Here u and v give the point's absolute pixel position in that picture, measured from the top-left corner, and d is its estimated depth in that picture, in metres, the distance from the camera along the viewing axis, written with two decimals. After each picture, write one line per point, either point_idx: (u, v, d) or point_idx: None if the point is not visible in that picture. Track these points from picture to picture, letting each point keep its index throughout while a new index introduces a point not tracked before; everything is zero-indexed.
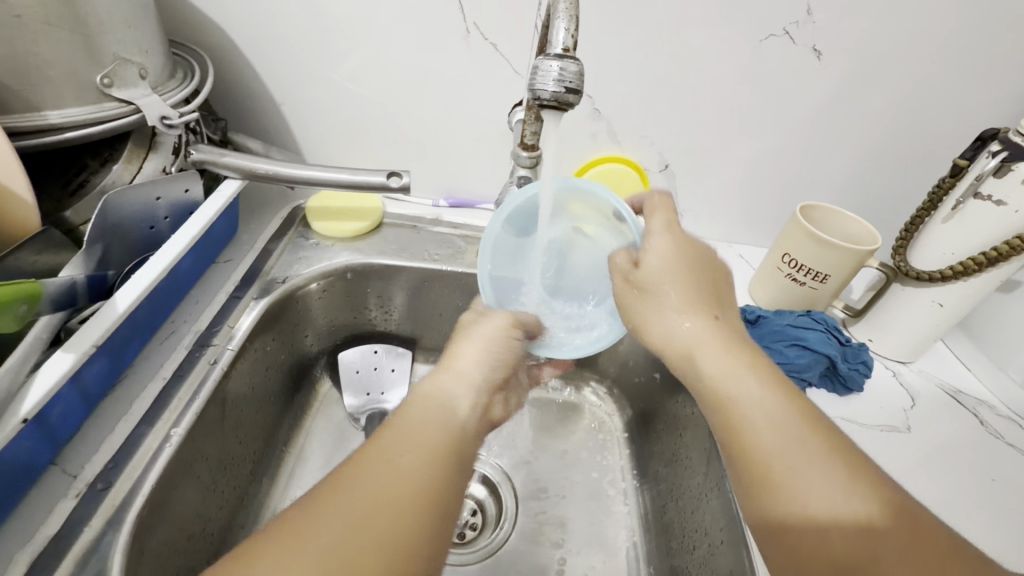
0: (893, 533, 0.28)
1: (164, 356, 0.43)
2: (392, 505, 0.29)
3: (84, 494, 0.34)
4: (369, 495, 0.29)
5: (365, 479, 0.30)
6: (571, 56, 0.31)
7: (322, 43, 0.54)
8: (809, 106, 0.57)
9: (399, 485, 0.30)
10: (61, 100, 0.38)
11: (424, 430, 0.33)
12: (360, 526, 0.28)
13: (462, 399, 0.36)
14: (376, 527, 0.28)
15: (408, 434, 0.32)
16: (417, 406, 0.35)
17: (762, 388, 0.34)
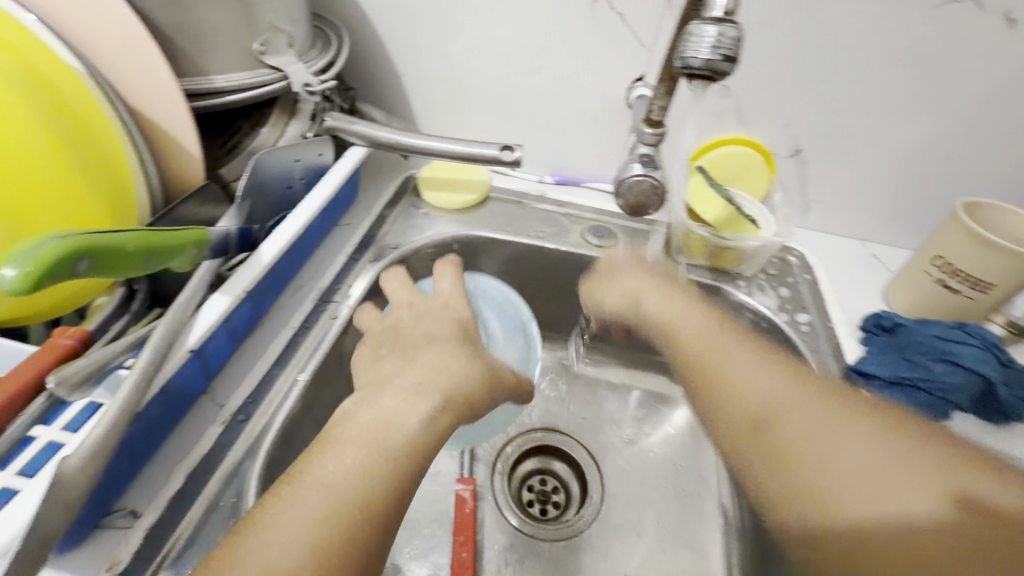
0: (984, 519, 0.29)
1: (293, 307, 0.46)
2: (371, 500, 0.28)
3: (228, 422, 0.37)
4: (343, 480, 0.28)
5: (332, 475, 0.28)
6: (731, 20, 0.28)
7: (448, 15, 0.55)
8: (988, 86, 0.49)
9: (370, 489, 0.28)
10: (226, 66, 0.42)
11: (347, 492, 0.27)
12: (320, 551, 0.25)
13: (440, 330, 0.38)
14: (348, 522, 0.27)
15: (322, 489, 0.27)
16: (371, 420, 0.31)
17: (798, 392, 0.38)
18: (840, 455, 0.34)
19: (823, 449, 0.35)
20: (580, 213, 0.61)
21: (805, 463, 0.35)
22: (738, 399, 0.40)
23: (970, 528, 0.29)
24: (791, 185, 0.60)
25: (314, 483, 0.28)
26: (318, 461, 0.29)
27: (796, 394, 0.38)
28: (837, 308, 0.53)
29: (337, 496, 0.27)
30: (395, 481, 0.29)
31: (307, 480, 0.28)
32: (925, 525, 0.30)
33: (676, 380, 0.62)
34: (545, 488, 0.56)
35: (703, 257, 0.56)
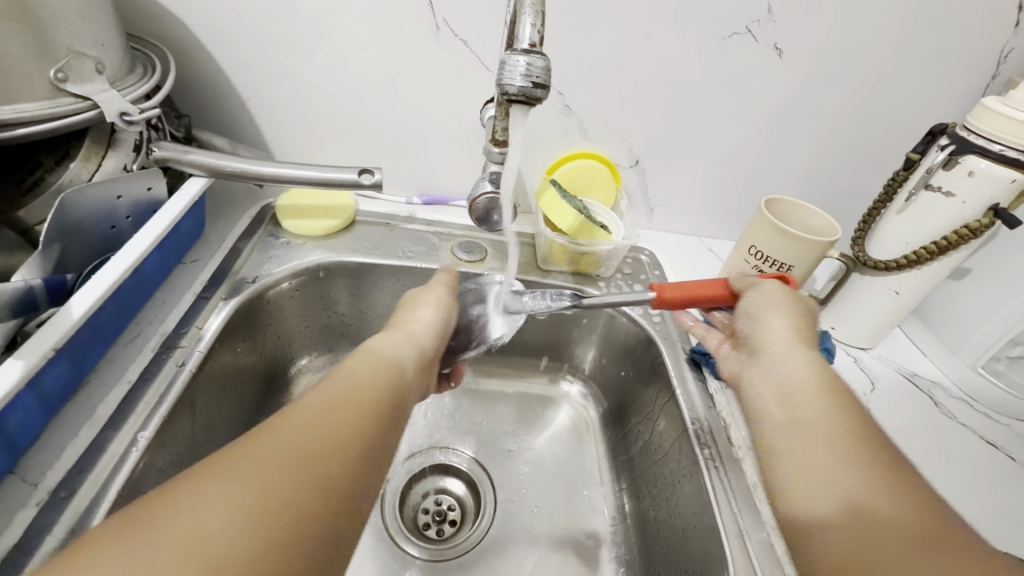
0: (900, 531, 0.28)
1: (129, 359, 0.42)
2: (335, 454, 0.29)
3: (45, 502, 0.32)
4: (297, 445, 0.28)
5: (275, 440, 0.28)
6: (538, 51, 0.31)
7: (290, 39, 0.53)
8: (773, 103, 0.59)
9: (333, 443, 0.29)
10: (14, 96, 0.36)
11: (358, 387, 0.33)
12: (310, 465, 0.27)
13: (785, 378, 0.38)
14: (316, 466, 0.27)
15: (336, 388, 0.33)
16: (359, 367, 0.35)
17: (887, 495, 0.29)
18: (818, 413, 0.35)
19: (803, 415, 0.35)
20: (449, 231, 0.63)
21: (787, 428, 0.35)
22: (773, 364, 0.39)
23: (881, 529, 0.28)
24: (636, 192, 0.67)
25: (258, 468, 0.26)
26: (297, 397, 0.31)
27: (799, 381, 0.37)
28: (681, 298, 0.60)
29: (334, 408, 0.31)
30: (386, 406, 0.34)
31: (278, 434, 0.28)
32: (840, 519, 0.30)
33: (557, 380, 0.66)
34: (440, 508, 0.57)
35: (566, 263, 0.60)
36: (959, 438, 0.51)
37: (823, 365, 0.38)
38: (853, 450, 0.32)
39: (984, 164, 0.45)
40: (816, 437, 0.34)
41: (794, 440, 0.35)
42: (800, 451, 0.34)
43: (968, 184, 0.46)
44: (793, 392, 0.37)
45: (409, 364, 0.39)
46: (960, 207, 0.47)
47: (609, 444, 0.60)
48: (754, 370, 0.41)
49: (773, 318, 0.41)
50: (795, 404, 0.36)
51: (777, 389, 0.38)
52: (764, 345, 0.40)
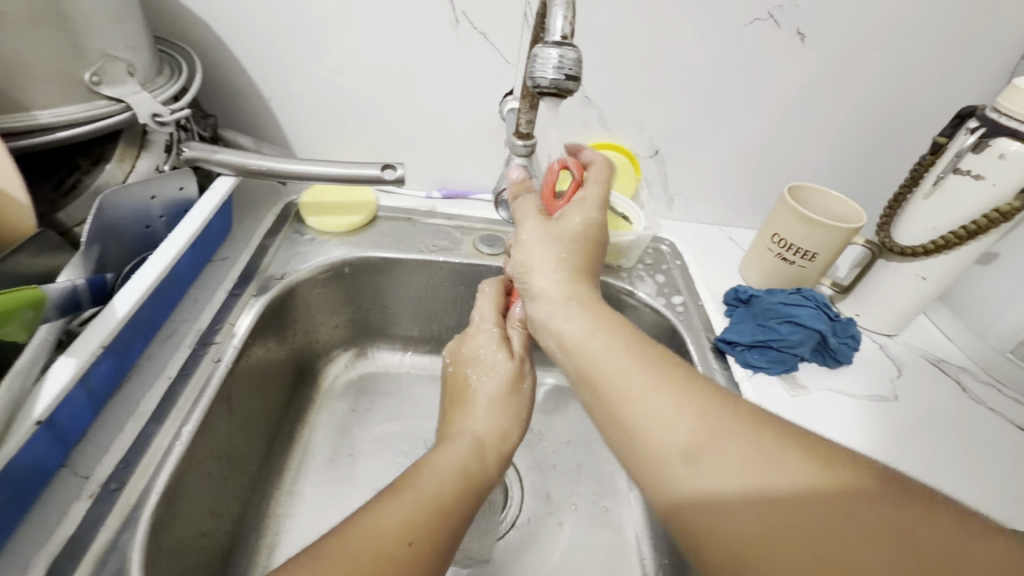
0: (866, 505, 0.22)
1: (167, 356, 0.43)
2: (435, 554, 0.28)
3: (98, 494, 0.34)
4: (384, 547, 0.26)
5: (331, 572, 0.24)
6: (570, 43, 0.31)
7: (312, 37, 0.54)
8: (795, 89, 0.58)
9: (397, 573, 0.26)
10: (51, 100, 0.37)
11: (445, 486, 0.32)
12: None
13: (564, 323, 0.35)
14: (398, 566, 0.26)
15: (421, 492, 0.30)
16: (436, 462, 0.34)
17: (781, 453, 0.24)
18: (667, 384, 0.29)
19: (680, 383, 0.29)
20: (471, 224, 0.63)
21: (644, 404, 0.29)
22: (549, 318, 0.35)
23: (841, 511, 0.22)
24: (657, 182, 0.67)
25: (350, 557, 0.25)
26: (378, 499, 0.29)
27: (594, 338, 0.33)
28: (704, 287, 0.60)
29: (415, 540, 0.28)
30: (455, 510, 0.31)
31: (353, 533, 0.27)
32: (789, 513, 0.23)
33: None
34: None
35: None
36: (989, 423, 0.51)
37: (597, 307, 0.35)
38: (717, 423, 0.26)
39: (1014, 147, 0.44)
40: (697, 407, 0.27)
41: (662, 418, 0.28)
42: (708, 429, 0.26)
43: (999, 167, 0.45)
44: (609, 350, 0.32)
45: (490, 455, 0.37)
46: (990, 190, 0.46)
47: None
48: (535, 279, 0.37)
49: (552, 287, 0.36)
50: (592, 351, 0.32)
51: (597, 353, 0.32)
52: (535, 268, 0.38)
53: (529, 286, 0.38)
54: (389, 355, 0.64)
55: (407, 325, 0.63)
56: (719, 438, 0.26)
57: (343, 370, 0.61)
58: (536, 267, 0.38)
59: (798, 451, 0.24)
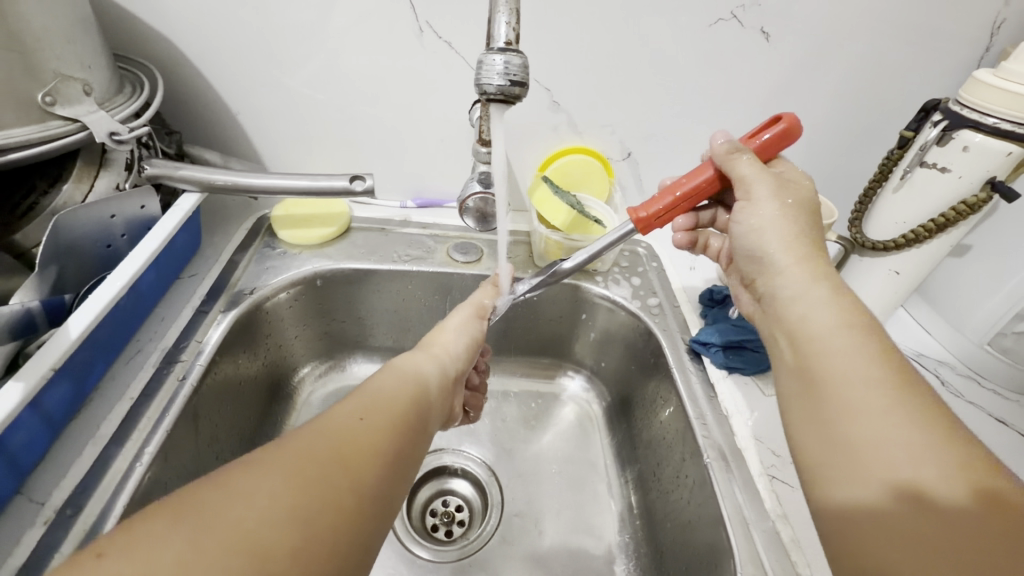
0: (945, 517, 0.25)
1: (131, 376, 0.42)
2: (397, 442, 0.30)
3: (53, 520, 0.33)
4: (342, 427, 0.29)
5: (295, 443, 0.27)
6: (514, 49, 0.31)
7: (275, 51, 0.54)
8: (763, 88, 0.58)
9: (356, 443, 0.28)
10: (3, 123, 0.37)
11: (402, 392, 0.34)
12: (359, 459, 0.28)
13: (828, 296, 0.36)
14: (365, 437, 0.29)
15: (380, 394, 0.33)
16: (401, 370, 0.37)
17: (934, 452, 0.27)
18: (859, 363, 0.31)
19: (865, 367, 0.31)
20: (444, 233, 0.63)
21: (821, 377, 0.32)
22: (817, 295, 0.36)
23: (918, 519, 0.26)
24: (631, 185, 0.66)
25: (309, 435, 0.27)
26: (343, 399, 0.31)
27: (863, 325, 0.34)
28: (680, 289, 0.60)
29: (366, 417, 0.30)
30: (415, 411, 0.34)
31: (319, 427, 0.28)
32: (859, 506, 0.28)
33: (559, 376, 0.66)
34: (448, 509, 0.57)
35: None
36: (968, 416, 0.50)
37: (827, 275, 0.37)
38: (888, 404, 0.29)
39: (978, 139, 0.44)
40: (855, 385, 0.31)
41: (827, 392, 0.32)
42: (850, 413, 0.30)
43: (963, 158, 0.45)
44: (843, 334, 0.33)
45: (434, 385, 0.38)
46: (957, 182, 0.46)
47: (614, 439, 0.60)
48: (771, 241, 0.39)
49: (793, 267, 0.38)
50: (818, 317, 0.35)
51: (824, 330, 0.34)
52: (770, 244, 0.39)
53: (763, 273, 0.40)
54: (367, 367, 0.63)
55: (384, 335, 0.62)
56: (880, 422, 0.29)
57: (319, 383, 0.61)
58: (769, 227, 0.39)
59: (917, 446, 0.27)
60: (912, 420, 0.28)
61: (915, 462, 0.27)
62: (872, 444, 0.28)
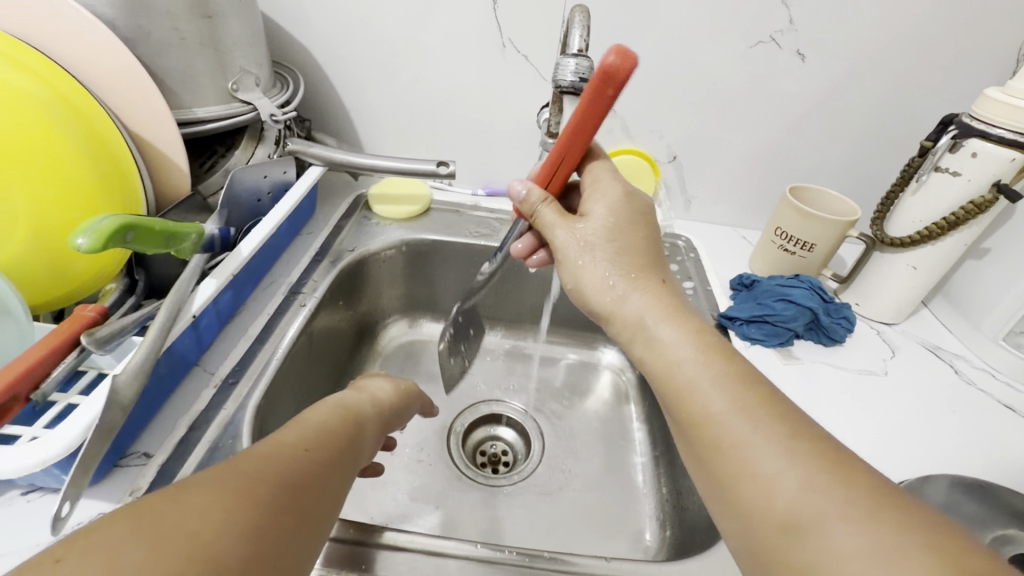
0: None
1: (267, 299, 0.54)
2: (332, 463, 0.33)
3: (220, 385, 0.45)
4: (281, 452, 0.30)
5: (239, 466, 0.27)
6: (585, 55, 0.41)
7: (386, 60, 0.67)
8: (798, 102, 0.66)
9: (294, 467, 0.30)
10: (204, 101, 0.51)
11: (334, 425, 0.36)
12: (301, 484, 0.29)
13: (667, 335, 0.38)
14: (299, 462, 0.31)
15: (314, 429, 0.35)
16: (332, 405, 0.39)
17: (840, 506, 0.25)
18: (737, 420, 0.31)
19: (742, 416, 0.31)
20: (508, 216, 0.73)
21: (725, 467, 0.30)
22: (675, 354, 0.37)
23: None
24: (674, 185, 0.75)
25: (250, 459, 0.29)
26: (281, 429, 0.33)
27: (714, 362, 0.35)
28: (713, 275, 0.67)
29: (309, 447, 0.32)
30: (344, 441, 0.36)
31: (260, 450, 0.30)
32: None
33: (599, 350, 0.74)
34: (495, 452, 0.66)
35: None
36: (977, 400, 0.55)
37: (680, 318, 0.39)
38: (789, 459, 0.28)
39: (986, 146, 0.50)
40: (755, 451, 0.29)
41: (739, 484, 0.29)
42: (765, 486, 0.28)
43: (973, 164, 0.51)
44: (709, 380, 0.34)
45: (365, 421, 0.41)
46: (967, 186, 0.52)
47: (645, 406, 0.67)
48: (595, 300, 0.42)
49: (604, 264, 0.42)
50: (698, 385, 0.34)
51: (690, 382, 0.35)
52: (583, 279, 0.43)
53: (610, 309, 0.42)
54: (434, 327, 0.74)
55: (450, 300, 0.73)
56: (780, 487, 0.27)
57: (395, 336, 0.72)
58: (586, 283, 0.43)
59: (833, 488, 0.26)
60: (797, 454, 0.28)
61: (859, 510, 0.25)
62: (785, 516, 0.27)
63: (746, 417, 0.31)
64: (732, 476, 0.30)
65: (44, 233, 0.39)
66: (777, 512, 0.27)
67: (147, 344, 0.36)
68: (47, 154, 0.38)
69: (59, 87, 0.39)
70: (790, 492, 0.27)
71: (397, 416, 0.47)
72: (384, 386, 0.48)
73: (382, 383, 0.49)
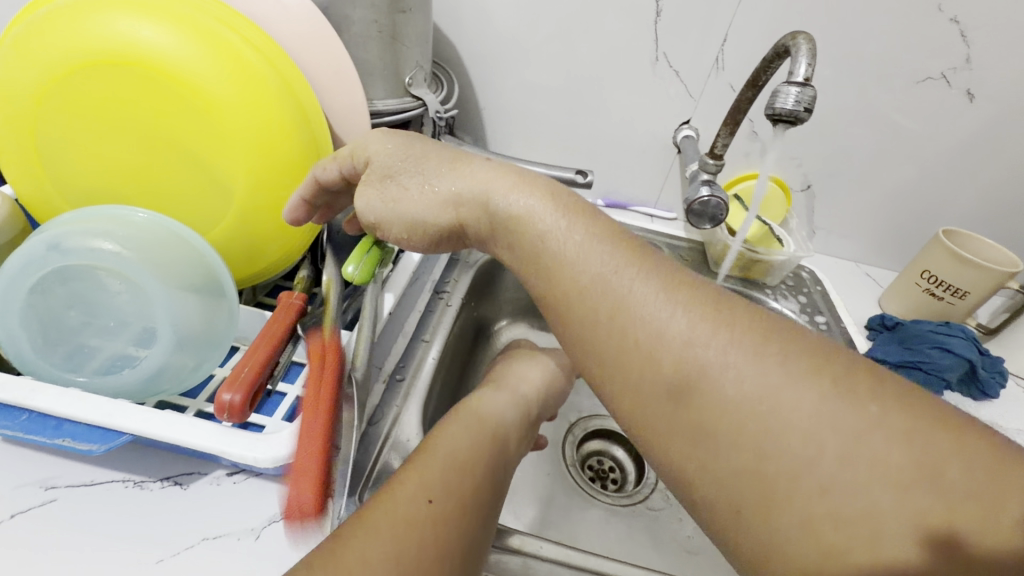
0: (911, 504, 0.21)
1: (416, 295, 0.54)
2: (471, 501, 0.30)
3: (389, 381, 0.45)
4: (403, 517, 0.27)
5: (347, 548, 0.24)
6: (809, 84, 0.40)
7: (532, 63, 0.66)
8: (957, 142, 0.63)
9: (418, 537, 0.26)
10: (381, 94, 0.53)
11: (471, 448, 0.33)
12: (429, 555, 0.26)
13: (554, 240, 0.32)
14: (420, 524, 0.27)
15: (446, 460, 0.31)
16: (472, 417, 0.36)
17: (826, 430, 0.23)
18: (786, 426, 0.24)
19: (785, 418, 0.24)
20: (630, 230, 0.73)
21: (684, 400, 0.26)
22: (668, 333, 0.27)
23: (916, 546, 0.20)
24: (802, 213, 0.73)
25: (362, 533, 0.25)
26: (398, 476, 0.30)
27: (725, 337, 0.26)
28: (845, 311, 0.65)
29: (434, 496, 0.28)
30: (489, 471, 0.32)
31: (370, 518, 0.26)
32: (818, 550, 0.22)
33: None
34: (606, 467, 0.65)
35: (736, 269, 0.68)
36: None
37: (597, 221, 0.33)
38: (787, 386, 0.24)
39: None
40: (731, 379, 0.25)
41: (699, 415, 0.25)
42: (829, 500, 0.22)
43: None
44: (729, 364, 0.25)
45: (508, 430, 0.37)
46: None
47: None
48: (392, 228, 0.39)
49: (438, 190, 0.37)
50: (630, 292, 0.29)
51: (624, 297, 0.29)
52: (416, 207, 0.37)
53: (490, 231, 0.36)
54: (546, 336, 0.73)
55: None
56: (757, 415, 0.24)
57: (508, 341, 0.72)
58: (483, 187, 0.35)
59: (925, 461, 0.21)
60: (817, 385, 0.24)
61: (888, 439, 0.22)
62: (767, 452, 0.24)
63: (703, 331, 0.27)
64: (693, 405, 0.26)
65: (253, 216, 0.41)
66: (759, 446, 0.24)
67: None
68: (262, 142, 0.39)
69: (276, 64, 0.39)
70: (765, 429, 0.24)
71: (546, 403, 0.44)
72: (532, 374, 0.45)
73: (529, 368, 0.45)
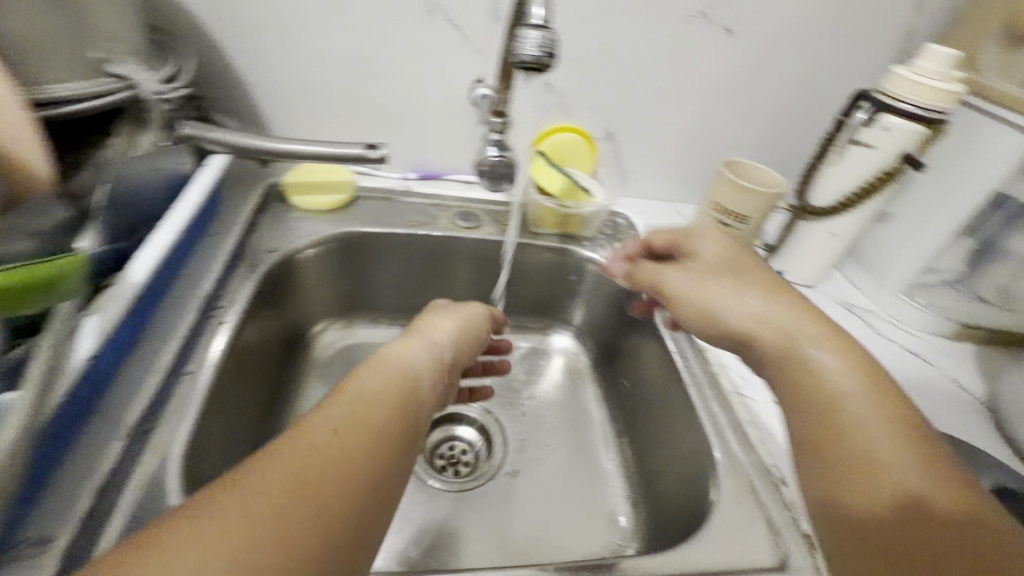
0: (923, 506, 0.31)
1: (177, 317, 0.45)
2: (334, 501, 0.26)
3: (131, 435, 0.36)
4: (270, 491, 0.25)
5: (201, 529, 0.22)
6: (547, 27, 0.37)
7: (292, 26, 0.57)
8: (726, 78, 0.67)
9: (287, 515, 0.24)
10: (63, 76, 0.41)
11: (371, 411, 0.31)
12: (300, 529, 0.24)
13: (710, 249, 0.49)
14: (298, 502, 0.25)
15: (336, 422, 0.29)
16: (367, 372, 0.34)
17: (876, 434, 0.35)
18: (874, 427, 0.35)
19: (869, 432, 0.35)
20: (445, 202, 0.68)
21: (830, 417, 0.37)
22: (750, 311, 0.43)
23: (915, 529, 0.31)
24: (611, 162, 0.74)
25: (227, 510, 0.23)
26: (278, 441, 0.28)
27: (848, 370, 0.38)
28: None
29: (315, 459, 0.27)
30: (389, 432, 0.31)
31: (237, 494, 0.24)
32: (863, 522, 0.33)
33: (549, 333, 0.73)
34: (455, 453, 0.62)
35: (553, 226, 0.67)
36: (889, 350, 0.62)
37: (768, 282, 0.45)
38: (878, 413, 0.36)
39: (896, 121, 0.54)
40: (852, 402, 0.36)
41: (841, 431, 0.36)
42: (880, 485, 0.33)
43: (886, 137, 0.56)
44: (836, 372, 0.38)
45: (421, 387, 0.36)
46: (880, 158, 0.57)
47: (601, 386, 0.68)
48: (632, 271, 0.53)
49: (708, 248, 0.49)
50: (782, 326, 0.41)
51: (790, 334, 0.41)
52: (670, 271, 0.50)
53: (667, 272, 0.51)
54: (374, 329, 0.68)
55: (390, 296, 0.67)
56: (829, 421, 0.36)
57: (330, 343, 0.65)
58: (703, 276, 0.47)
59: (916, 484, 0.32)
60: (880, 406, 0.36)
61: (899, 446, 0.34)
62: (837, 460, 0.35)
63: (833, 358, 0.39)
64: (844, 417, 0.36)
65: None
66: (820, 442, 0.36)
67: (24, 398, 0.29)
68: None
69: None
70: (864, 438, 0.35)
71: (460, 354, 0.43)
72: (446, 328, 0.44)
73: (444, 322, 0.44)
